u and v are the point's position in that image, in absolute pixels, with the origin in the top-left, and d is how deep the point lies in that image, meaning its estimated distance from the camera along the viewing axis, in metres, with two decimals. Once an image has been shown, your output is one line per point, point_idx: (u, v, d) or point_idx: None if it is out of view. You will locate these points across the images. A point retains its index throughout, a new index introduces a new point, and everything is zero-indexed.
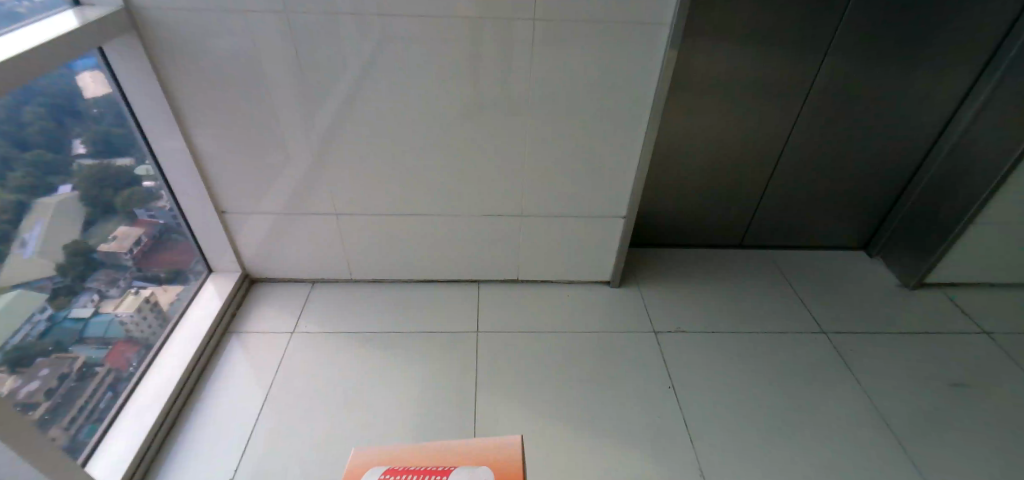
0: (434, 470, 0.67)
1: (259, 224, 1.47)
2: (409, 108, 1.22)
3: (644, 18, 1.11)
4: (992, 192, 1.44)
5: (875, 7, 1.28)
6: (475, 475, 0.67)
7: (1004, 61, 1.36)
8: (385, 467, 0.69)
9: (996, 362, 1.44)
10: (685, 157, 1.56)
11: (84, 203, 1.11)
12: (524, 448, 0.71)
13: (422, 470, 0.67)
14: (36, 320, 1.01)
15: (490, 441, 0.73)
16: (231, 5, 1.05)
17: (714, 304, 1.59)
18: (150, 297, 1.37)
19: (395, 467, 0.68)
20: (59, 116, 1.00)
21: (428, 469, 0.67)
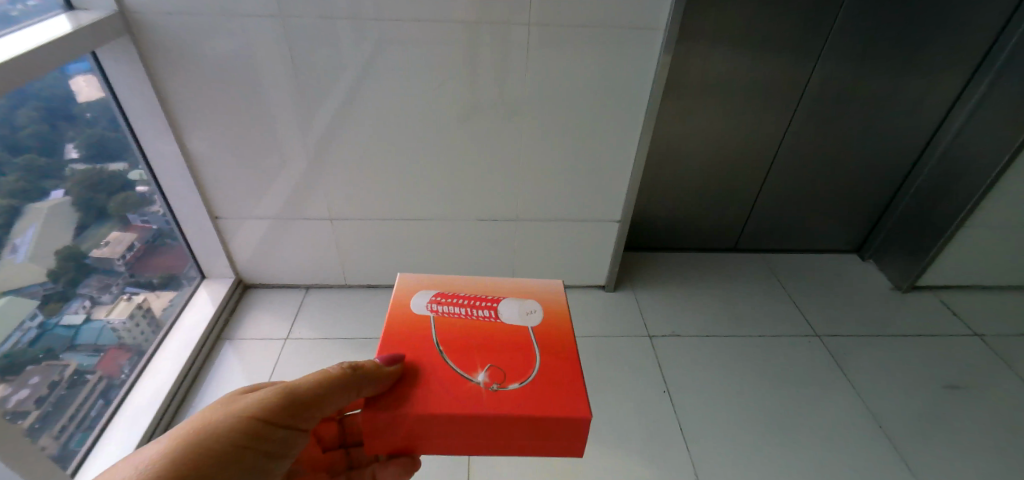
0: (485, 298, 0.72)
1: (253, 230, 1.46)
2: (403, 111, 1.21)
3: (642, 21, 1.10)
4: (985, 194, 1.45)
5: (871, 11, 1.28)
6: (522, 305, 0.72)
7: (996, 64, 1.37)
8: (438, 291, 0.74)
9: (989, 364, 1.43)
10: (681, 160, 1.56)
11: (78, 208, 1.10)
12: (563, 291, 0.75)
13: (473, 297, 0.72)
14: (27, 327, 1.00)
15: (530, 285, 0.76)
16: (225, 9, 1.04)
17: (710, 307, 1.59)
18: (143, 303, 1.36)
19: (447, 292, 0.74)
20: (52, 119, 0.99)
21: (479, 297, 0.73)
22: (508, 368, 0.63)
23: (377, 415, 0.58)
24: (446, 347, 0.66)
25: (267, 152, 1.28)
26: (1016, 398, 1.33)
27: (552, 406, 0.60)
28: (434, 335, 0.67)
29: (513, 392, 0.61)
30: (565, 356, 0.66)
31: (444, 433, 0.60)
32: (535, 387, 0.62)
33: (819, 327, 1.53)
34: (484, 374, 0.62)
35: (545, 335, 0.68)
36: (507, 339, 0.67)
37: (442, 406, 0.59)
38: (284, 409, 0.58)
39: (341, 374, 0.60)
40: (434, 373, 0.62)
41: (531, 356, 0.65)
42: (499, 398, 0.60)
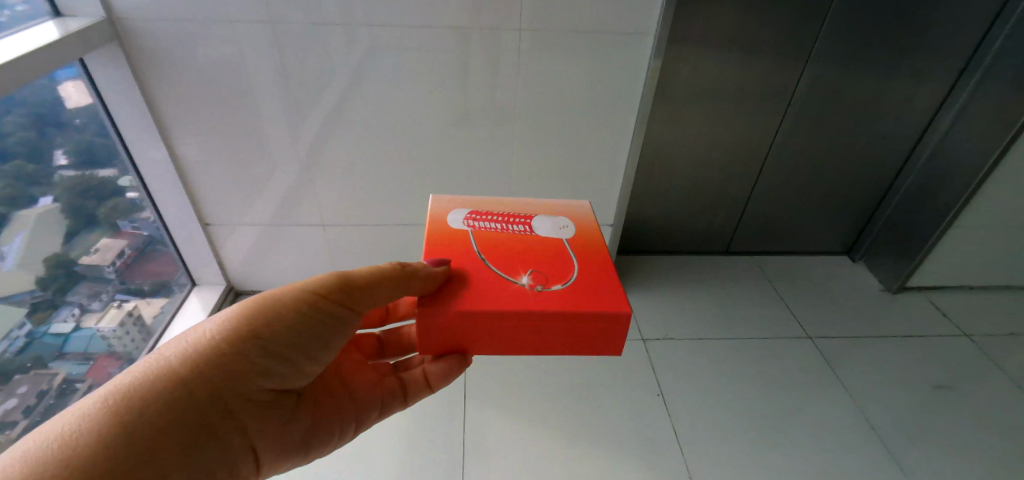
0: (518, 216, 0.75)
1: (244, 237, 1.45)
2: (395, 117, 1.21)
3: (631, 27, 1.11)
4: (970, 196, 1.48)
5: (857, 16, 1.30)
6: (554, 221, 0.75)
7: (979, 69, 1.39)
8: (470, 211, 0.76)
9: (978, 364, 1.45)
10: (673, 164, 1.57)
11: (68, 215, 1.08)
12: (590, 211, 0.79)
13: (506, 215, 0.75)
14: (14, 337, 1.00)
15: (559, 207, 0.79)
16: (215, 15, 1.04)
17: (703, 310, 1.59)
18: (133, 310, 1.35)
19: (479, 211, 0.76)
20: (40, 125, 0.99)
21: (511, 215, 0.76)
22: (550, 271, 0.66)
23: (428, 312, 0.59)
24: (488, 254, 0.68)
25: (258, 158, 1.27)
26: (1004, 397, 1.35)
27: (595, 305, 0.61)
28: (474, 245, 0.69)
29: (557, 292, 0.62)
30: (603, 264, 0.68)
31: (493, 329, 0.61)
32: (577, 289, 0.64)
33: (811, 329, 1.54)
34: (528, 276, 0.64)
35: (579, 246, 0.71)
36: (545, 249, 0.70)
37: (491, 302, 0.60)
38: (334, 295, 0.61)
39: (388, 269, 0.62)
40: (480, 274, 0.64)
41: (570, 264, 0.68)
42: (544, 297, 0.62)
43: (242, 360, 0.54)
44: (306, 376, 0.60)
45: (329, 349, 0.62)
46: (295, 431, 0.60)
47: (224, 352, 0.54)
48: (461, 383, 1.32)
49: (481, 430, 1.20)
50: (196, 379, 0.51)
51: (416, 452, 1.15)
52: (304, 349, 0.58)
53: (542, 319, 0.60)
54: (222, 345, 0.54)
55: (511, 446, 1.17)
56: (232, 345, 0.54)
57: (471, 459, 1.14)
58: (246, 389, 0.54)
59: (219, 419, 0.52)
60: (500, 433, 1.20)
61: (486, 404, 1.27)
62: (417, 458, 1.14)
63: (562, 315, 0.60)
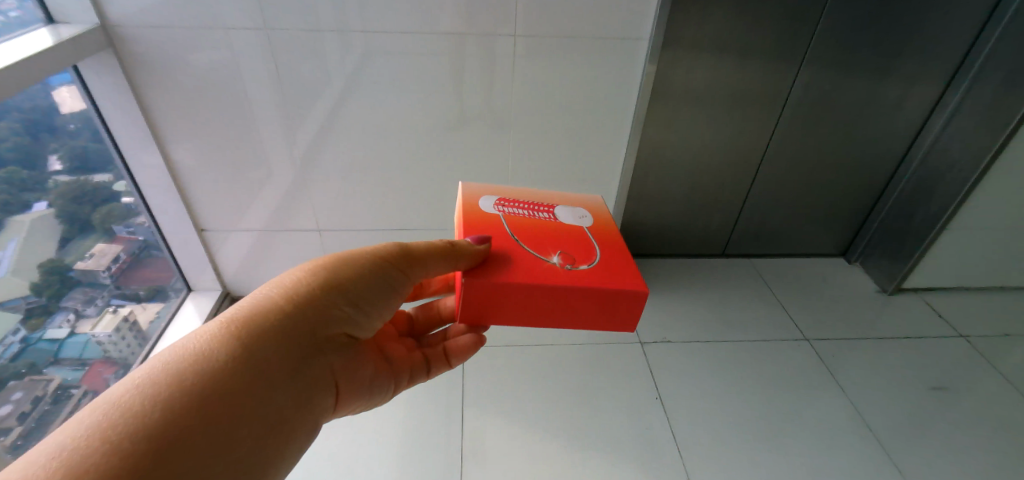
0: (542, 205, 0.76)
1: (239, 243, 1.44)
2: (391, 122, 1.21)
3: (626, 31, 1.11)
4: (964, 199, 1.50)
5: (850, 20, 1.31)
6: (576, 212, 0.77)
7: (971, 73, 1.40)
8: (498, 198, 0.76)
9: (974, 365, 1.46)
10: (669, 167, 1.57)
11: (62, 220, 1.08)
12: (606, 206, 0.81)
13: (532, 203, 0.76)
14: (8, 343, 0.99)
15: (578, 200, 0.81)
16: (210, 21, 1.03)
17: (700, 314, 1.59)
18: (129, 316, 1.34)
19: (506, 199, 0.76)
20: (34, 131, 0.98)
21: (536, 204, 0.76)
22: (578, 252, 0.67)
23: (474, 285, 0.59)
24: (519, 235, 0.68)
25: (254, 164, 1.27)
26: (1000, 398, 1.36)
27: (622, 282, 0.63)
28: (505, 226, 0.69)
29: (587, 271, 0.64)
30: (622, 249, 0.70)
31: (525, 302, 0.62)
32: (604, 270, 0.65)
33: (808, 331, 1.54)
34: (559, 255, 0.65)
35: (600, 234, 0.72)
36: (571, 234, 0.71)
37: (528, 275, 0.61)
38: (402, 258, 0.63)
39: (444, 242, 0.61)
40: (516, 251, 0.65)
41: (592, 247, 0.69)
42: (575, 274, 0.63)
43: (327, 307, 0.57)
44: (370, 328, 0.63)
45: (395, 306, 0.64)
46: (365, 379, 0.63)
47: (313, 299, 0.56)
48: (459, 387, 1.31)
49: (479, 436, 1.20)
50: (291, 321, 0.54)
51: (414, 458, 1.15)
52: (374, 305, 0.61)
53: (574, 294, 0.61)
54: (311, 292, 0.57)
55: (509, 450, 1.17)
56: (320, 294, 0.57)
57: (469, 464, 1.14)
58: (330, 334, 0.57)
59: (310, 358, 0.55)
60: (499, 437, 1.20)
61: (485, 409, 1.26)
62: (415, 464, 1.13)
63: (593, 291, 0.61)
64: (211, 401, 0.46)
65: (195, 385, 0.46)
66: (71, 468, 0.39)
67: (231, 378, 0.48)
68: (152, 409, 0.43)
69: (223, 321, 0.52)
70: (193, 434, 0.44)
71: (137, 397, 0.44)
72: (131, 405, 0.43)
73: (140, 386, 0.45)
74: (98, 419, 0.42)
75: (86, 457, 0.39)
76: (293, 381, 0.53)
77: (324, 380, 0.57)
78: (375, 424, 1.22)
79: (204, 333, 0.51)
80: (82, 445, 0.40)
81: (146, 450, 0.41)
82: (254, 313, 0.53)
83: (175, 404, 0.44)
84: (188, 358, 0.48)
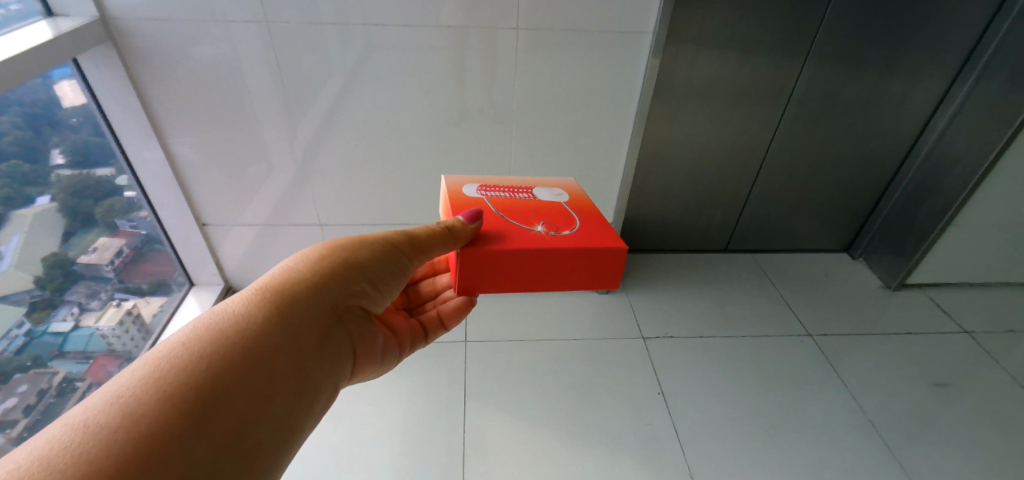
0: (520, 186, 0.78)
1: (240, 238, 1.44)
2: (392, 116, 1.20)
3: (630, 25, 1.10)
4: (969, 196, 1.48)
5: (856, 13, 1.29)
6: (553, 190, 0.78)
7: (978, 67, 1.39)
8: (478, 185, 0.77)
9: (978, 361, 1.45)
10: (672, 162, 1.56)
11: (65, 214, 1.08)
12: (578, 184, 0.82)
13: (511, 186, 0.77)
14: (13, 336, 1.00)
15: (553, 180, 0.82)
16: (209, 15, 1.03)
17: (702, 310, 1.59)
18: (133, 309, 1.35)
19: (486, 184, 0.77)
20: (35, 125, 0.98)
21: (514, 186, 0.78)
22: (559, 221, 0.69)
23: (469, 255, 0.61)
24: (502, 211, 0.70)
25: (254, 158, 1.26)
26: (1004, 395, 1.35)
27: (604, 241, 0.65)
28: (489, 206, 0.71)
29: (570, 236, 0.65)
30: (599, 214, 0.72)
31: (516, 269, 0.64)
32: (587, 233, 0.67)
33: (811, 327, 1.54)
34: (542, 225, 0.67)
35: (578, 206, 0.74)
36: (552, 207, 0.73)
37: (516, 243, 0.63)
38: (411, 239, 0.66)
39: (444, 223, 0.63)
40: (502, 225, 0.66)
41: (572, 215, 0.71)
42: (560, 239, 0.65)
43: (348, 282, 0.61)
44: (383, 303, 0.67)
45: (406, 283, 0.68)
46: (378, 347, 0.67)
47: (335, 273, 0.60)
48: (461, 382, 1.31)
49: (480, 431, 1.20)
50: (317, 293, 0.58)
51: (415, 453, 1.15)
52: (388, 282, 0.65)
53: (561, 257, 0.63)
54: (334, 268, 0.60)
55: (510, 445, 1.17)
56: (341, 269, 0.61)
57: (470, 459, 1.14)
58: (350, 307, 0.61)
59: (334, 327, 0.58)
60: (501, 432, 1.20)
61: (486, 404, 1.26)
62: (417, 459, 1.14)
63: (578, 252, 0.63)
64: (252, 360, 0.49)
65: (235, 344, 0.49)
66: (127, 414, 0.42)
67: (268, 339, 0.52)
68: (198, 363, 0.47)
69: (250, 291, 0.55)
70: (235, 388, 0.47)
71: (183, 353, 0.47)
72: (179, 359, 0.46)
73: (185, 343, 0.48)
74: (150, 371, 0.45)
75: (141, 405, 0.43)
76: (321, 347, 0.56)
77: (346, 348, 0.60)
78: (376, 419, 1.22)
79: (239, 299, 0.54)
80: (137, 393, 0.43)
81: (194, 400, 0.44)
82: (284, 283, 0.57)
83: (218, 361, 0.48)
84: (227, 319, 0.51)
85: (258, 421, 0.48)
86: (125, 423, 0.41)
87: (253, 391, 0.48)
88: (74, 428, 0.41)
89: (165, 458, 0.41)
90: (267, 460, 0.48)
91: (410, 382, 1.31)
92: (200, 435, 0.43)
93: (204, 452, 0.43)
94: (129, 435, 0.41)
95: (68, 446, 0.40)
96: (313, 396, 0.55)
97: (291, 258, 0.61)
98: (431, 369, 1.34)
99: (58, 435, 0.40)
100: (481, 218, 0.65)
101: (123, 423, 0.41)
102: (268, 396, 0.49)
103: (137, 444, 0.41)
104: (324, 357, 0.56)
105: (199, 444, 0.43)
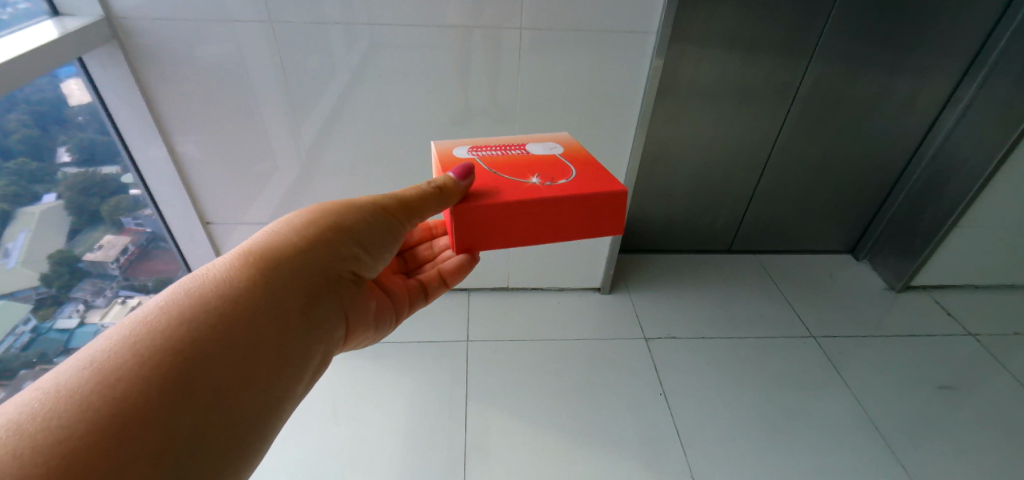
0: (512, 145, 0.78)
1: (243, 235, 1.44)
2: (394, 117, 1.21)
3: (634, 24, 1.09)
4: (975, 197, 1.46)
5: (861, 12, 1.28)
6: (546, 144, 0.78)
7: (985, 67, 1.37)
8: (471, 147, 0.78)
9: (982, 364, 1.44)
10: (675, 162, 1.56)
11: (70, 212, 1.09)
12: (572, 137, 0.83)
13: (503, 145, 0.78)
14: (19, 333, 1.01)
15: (545, 137, 0.83)
16: (215, 14, 1.03)
17: (705, 311, 1.58)
18: (138, 306, 1.37)
19: (479, 146, 0.78)
20: (43, 123, 0.99)
21: (506, 145, 0.78)
22: (555, 172, 0.69)
23: (465, 210, 0.61)
24: (496, 168, 0.70)
25: (257, 157, 1.27)
26: (1010, 398, 1.34)
27: (601, 185, 0.65)
28: (482, 164, 0.71)
29: (566, 183, 0.66)
30: (596, 161, 0.73)
31: (515, 220, 0.63)
32: (581, 178, 0.67)
33: (815, 329, 1.53)
34: (537, 177, 0.67)
35: (571, 156, 0.74)
36: (545, 159, 0.73)
37: (512, 194, 0.63)
38: (402, 203, 0.66)
39: (435, 181, 0.63)
40: (497, 180, 0.66)
41: (567, 165, 0.71)
42: (556, 187, 0.65)
43: (336, 247, 0.61)
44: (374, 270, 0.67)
45: (397, 248, 0.69)
46: (368, 313, 0.68)
47: (323, 235, 0.61)
48: (462, 383, 1.31)
49: (482, 431, 1.20)
50: (305, 256, 0.58)
51: (417, 453, 1.15)
52: (377, 247, 0.65)
53: (558, 203, 0.63)
54: (323, 233, 0.61)
55: (512, 445, 1.17)
56: (329, 232, 0.61)
57: (472, 459, 1.14)
58: (340, 272, 0.62)
59: (321, 292, 0.59)
60: (502, 431, 1.20)
61: (487, 404, 1.26)
62: (418, 458, 1.14)
63: (575, 198, 0.63)
64: (234, 325, 0.50)
65: (218, 310, 0.50)
66: (102, 379, 0.42)
67: (251, 303, 0.52)
68: (177, 328, 0.47)
69: (238, 255, 0.56)
70: (215, 354, 0.47)
71: (163, 317, 0.47)
72: (155, 329, 0.46)
73: (162, 312, 0.48)
74: (124, 342, 0.45)
75: (117, 370, 0.43)
76: (308, 312, 0.57)
77: (335, 314, 0.61)
78: (377, 418, 1.22)
79: (222, 263, 0.54)
80: (108, 365, 0.43)
81: (172, 367, 0.44)
82: (268, 248, 0.57)
83: (198, 326, 0.48)
84: (210, 283, 0.52)
85: (241, 388, 0.48)
86: (100, 389, 0.41)
87: (235, 359, 0.49)
88: (46, 396, 0.41)
89: (139, 426, 0.41)
90: (251, 429, 0.49)
91: (413, 383, 1.31)
92: (178, 400, 0.43)
93: (183, 418, 0.43)
94: (104, 400, 0.41)
95: (39, 410, 0.39)
96: (299, 362, 0.55)
97: (276, 222, 0.62)
98: (433, 369, 1.35)
99: (29, 400, 0.40)
100: (473, 174, 0.65)
101: (97, 390, 0.41)
102: (251, 362, 0.50)
103: (110, 411, 0.40)
104: (311, 323, 0.57)
105: (175, 416, 0.43)
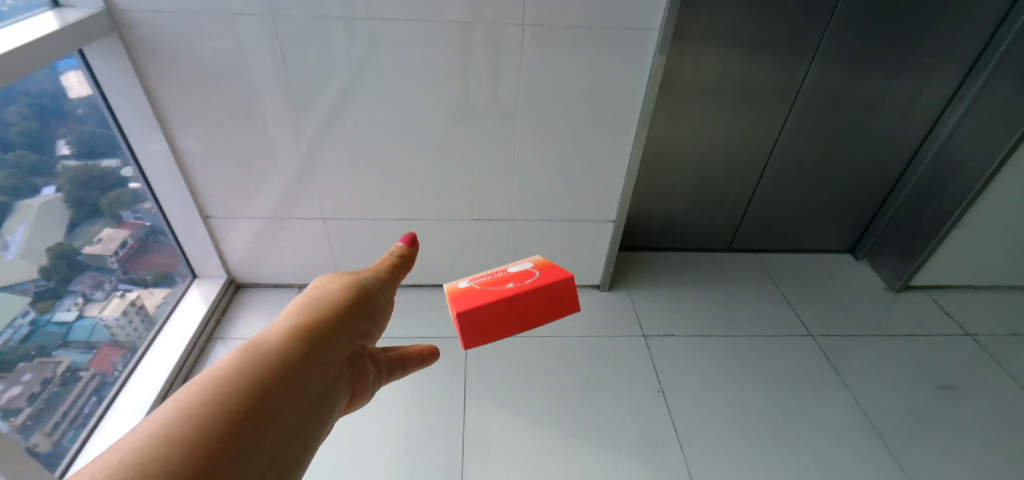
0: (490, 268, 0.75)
1: (243, 229, 1.44)
2: (396, 113, 1.20)
3: (636, 21, 1.09)
4: (975, 198, 1.46)
5: (864, 12, 1.28)
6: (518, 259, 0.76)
7: (988, 68, 1.37)
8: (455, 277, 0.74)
9: (981, 364, 1.44)
10: (676, 161, 1.56)
11: (70, 205, 1.08)
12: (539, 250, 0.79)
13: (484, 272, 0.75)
14: (18, 325, 0.98)
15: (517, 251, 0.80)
16: (216, 7, 1.02)
17: (704, 309, 1.58)
18: (137, 300, 1.34)
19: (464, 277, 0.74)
20: (42, 115, 0.98)
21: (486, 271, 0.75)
22: (520, 274, 0.68)
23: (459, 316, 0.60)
24: (470, 282, 0.68)
25: (258, 152, 1.27)
26: (1008, 398, 1.34)
27: (558, 274, 0.65)
28: (460, 282, 0.69)
29: (531, 279, 0.65)
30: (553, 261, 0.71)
31: (496, 320, 0.62)
32: (544, 271, 0.67)
33: (814, 328, 1.53)
34: (507, 281, 0.66)
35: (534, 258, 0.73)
36: (513, 264, 0.72)
37: (485, 301, 0.62)
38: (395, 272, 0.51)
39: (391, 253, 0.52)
40: (471, 291, 0.65)
41: (530, 266, 0.70)
42: (522, 285, 0.64)
43: (340, 335, 0.42)
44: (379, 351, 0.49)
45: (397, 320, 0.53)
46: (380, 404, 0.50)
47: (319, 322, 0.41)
48: (461, 380, 1.31)
49: (481, 428, 1.20)
50: (303, 351, 0.39)
51: (416, 449, 1.15)
52: (383, 325, 0.48)
53: (524, 299, 0.62)
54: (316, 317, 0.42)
55: (511, 442, 1.17)
56: (323, 316, 0.42)
57: (471, 455, 1.14)
58: (350, 363, 0.43)
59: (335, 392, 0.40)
60: (501, 428, 1.20)
61: (486, 400, 1.26)
62: (417, 454, 1.14)
63: (537, 289, 0.62)
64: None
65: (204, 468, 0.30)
66: None
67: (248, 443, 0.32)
68: None
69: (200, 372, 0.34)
70: None
71: None
72: None
73: None
74: None
75: None
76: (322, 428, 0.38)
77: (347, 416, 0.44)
78: (377, 414, 1.22)
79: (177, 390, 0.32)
80: None
81: None
82: (289, 326, 0.40)
83: None
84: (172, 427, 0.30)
85: None
86: None
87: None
88: None
89: None
90: None
91: (412, 379, 1.31)
92: None
93: None
94: None
95: None
96: None
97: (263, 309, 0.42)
98: (433, 365, 1.35)
99: None
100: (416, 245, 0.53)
101: None
102: None
103: None
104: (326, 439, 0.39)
105: None
